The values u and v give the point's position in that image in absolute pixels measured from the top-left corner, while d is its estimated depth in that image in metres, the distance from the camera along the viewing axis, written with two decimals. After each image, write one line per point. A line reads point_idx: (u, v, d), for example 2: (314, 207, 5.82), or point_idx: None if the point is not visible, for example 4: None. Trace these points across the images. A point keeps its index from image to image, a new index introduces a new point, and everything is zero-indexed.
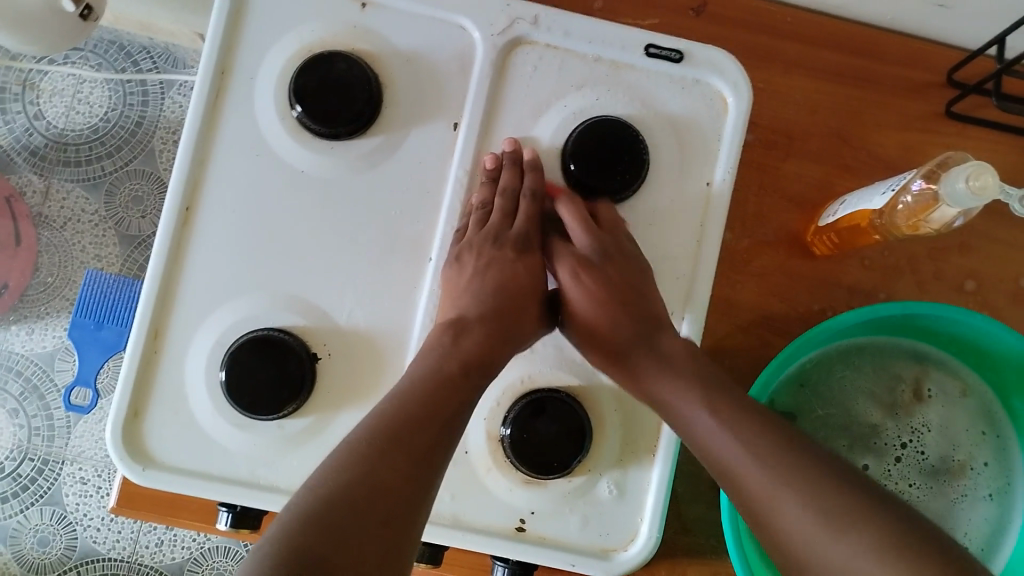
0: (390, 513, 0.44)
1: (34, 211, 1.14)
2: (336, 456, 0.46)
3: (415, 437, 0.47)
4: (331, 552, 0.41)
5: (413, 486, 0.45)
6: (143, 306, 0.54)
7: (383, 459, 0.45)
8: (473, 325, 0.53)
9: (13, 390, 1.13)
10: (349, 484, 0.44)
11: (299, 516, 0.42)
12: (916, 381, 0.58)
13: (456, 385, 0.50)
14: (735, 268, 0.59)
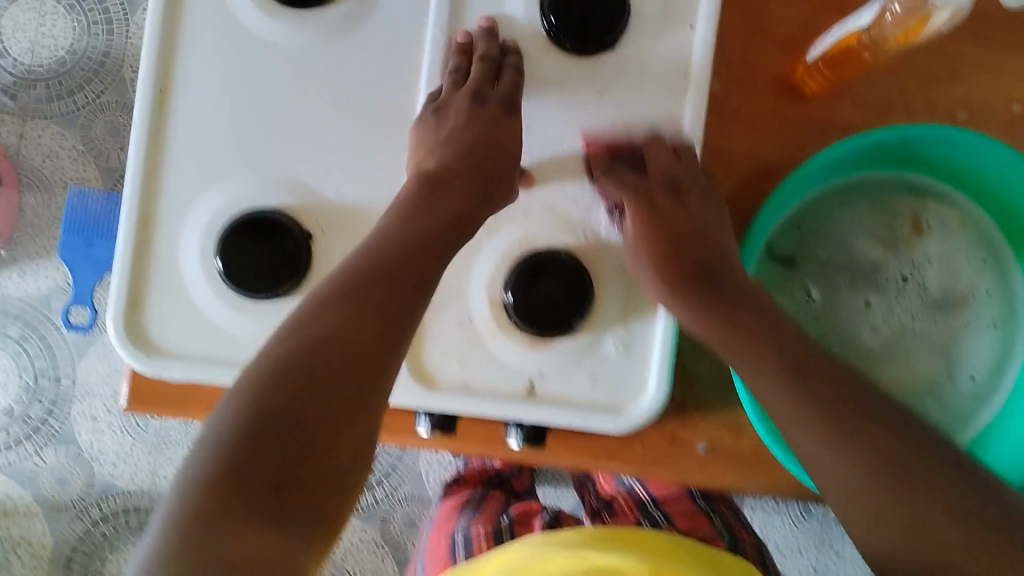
0: (357, 376, 0.42)
1: (11, 150, 1.11)
2: (299, 316, 0.44)
3: (381, 295, 0.45)
4: (294, 422, 0.40)
5: (384, 344, 0.44)
6: (130, 192, 0.53)
7: (351, 320, 0.43)
8: (445, 182, 0.50)
9: (13, 334, 1.13)
10: (313, 344, 0.42)
11: (264, 379, 0.41)
12: (914, 214, 0.57)
13: (429, 244, 0.48)
14: (725, 116, 0.58)
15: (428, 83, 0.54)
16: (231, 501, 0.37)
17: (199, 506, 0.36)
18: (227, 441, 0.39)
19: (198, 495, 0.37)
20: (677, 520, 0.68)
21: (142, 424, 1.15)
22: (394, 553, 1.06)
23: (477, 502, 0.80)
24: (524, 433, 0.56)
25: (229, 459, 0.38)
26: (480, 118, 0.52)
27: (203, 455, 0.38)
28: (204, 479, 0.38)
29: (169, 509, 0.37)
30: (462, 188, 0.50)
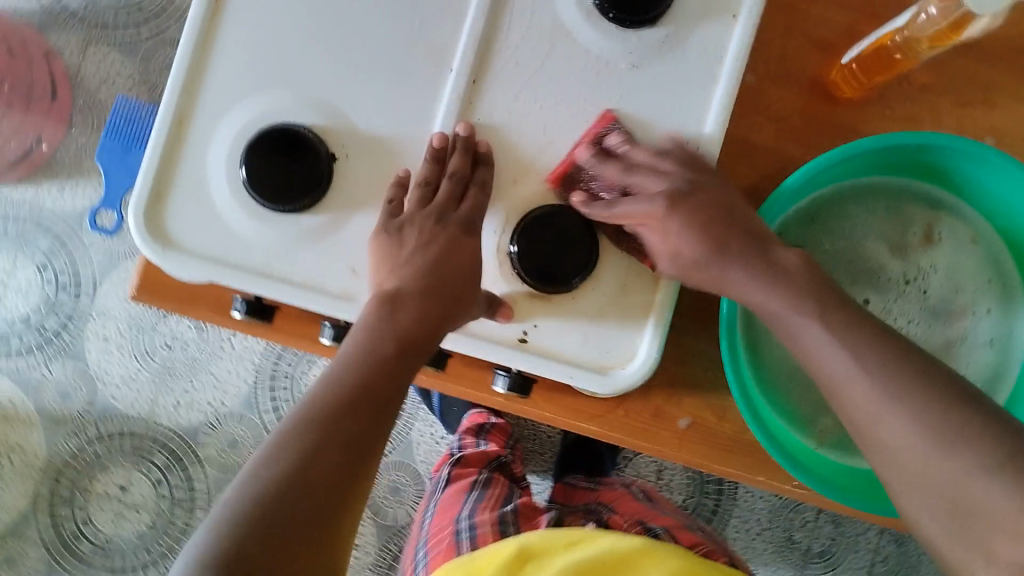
0: (325, 509, 0.45)
1: (70, 69, 1.15)
2: (279, 431, 0.47)
3: (345, 429, 0.47)
4: (279, 529, 0.43)
5: (347, 474, 0.46)
6: (170, 91, 0.55)
7: (317, 458, 0.46)
8: (409, 298, 0.52)
9: (42, 246, 1.15)
10: (280, 479, 0.44)
11: (237, 517, 0.43)
12: (927, 225, 0.58)
13: (405, 360, 0.51)
14: (755, 108, 0.58)
15: (442, 125, 0.56)
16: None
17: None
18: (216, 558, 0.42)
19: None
20: (676, 537, 0.73)
21: (151, 352, 1.15)
22: (374, 517, 1.06)
23: (484, 486, 0.78)
24: (511, 381, 0.58)
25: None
26: (449, 238, 0.53)
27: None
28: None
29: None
30: (429, 304, 0.52)
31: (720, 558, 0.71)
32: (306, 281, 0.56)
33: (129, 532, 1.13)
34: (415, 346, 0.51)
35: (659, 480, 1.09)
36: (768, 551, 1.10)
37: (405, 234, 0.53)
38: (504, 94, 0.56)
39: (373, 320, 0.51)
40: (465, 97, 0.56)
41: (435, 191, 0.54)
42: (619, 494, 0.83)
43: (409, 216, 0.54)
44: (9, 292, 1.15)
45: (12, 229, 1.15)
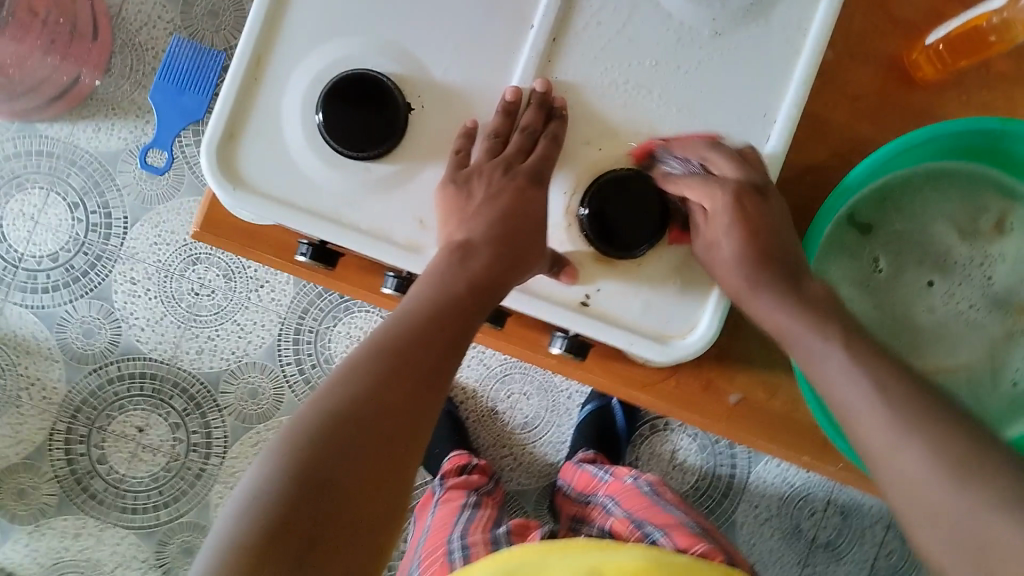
0: (397, 432, 0.45)
1: (111, 10, 1.11)
2: (340, 370, 0.47)
3: (405, 373, 0.47)
4: (335, 462, 0.42)
5: (417, 403, 0.47)
6: (250, 28, 0.55)
7: (375, 400, 0.45)
8: (480, 247, 0.52)
9: (75, 185, 1.12)
10: (352, 399, 0.45)
11: (311, 429, 0.43)
12: (1000, 213, 0.59)
13: (466, 312, 0.50)
14: (831, 85, 0.59)
15: (520, 80, 0.56)
16: (275, 548, 0.39)
17: (248, 550, 0.39)
18: (271, 484, 0.41)
19: (247, 539, 0.39)
20: (673, 537, 0.76)
21: (178, 297, 1.13)
22: None
23: (472, 510, 0.87)
24: (568, 343, 0.58)
25: (276, 511, 0.40)
26: (519, 191, 0.54)
27: (251, 503, 0.41)
28: (253, 527, 0.40)
29: (219, 548, 0.39)
30: (502, 252, 0.52)
31: (717, 558, 0.71)
32: (373, 229, 0.56)
33: (145, 475, 1.13)
34: (485, 291, 0.51)
35: (674, 462, 1.11)
36: (775, 538, 1.11)
37: (473, 184, 0.54)
38: (584, 54, 0.56)
39: (446, 267, 0.51)
40: (545, 54, 0.56)
41: (503, 143, 0.55)
42: (627, 494, 0.87)
43: (477, 166, 0.54)
44: (40, 228, 1.12)
45: (47, 164, 1.12)
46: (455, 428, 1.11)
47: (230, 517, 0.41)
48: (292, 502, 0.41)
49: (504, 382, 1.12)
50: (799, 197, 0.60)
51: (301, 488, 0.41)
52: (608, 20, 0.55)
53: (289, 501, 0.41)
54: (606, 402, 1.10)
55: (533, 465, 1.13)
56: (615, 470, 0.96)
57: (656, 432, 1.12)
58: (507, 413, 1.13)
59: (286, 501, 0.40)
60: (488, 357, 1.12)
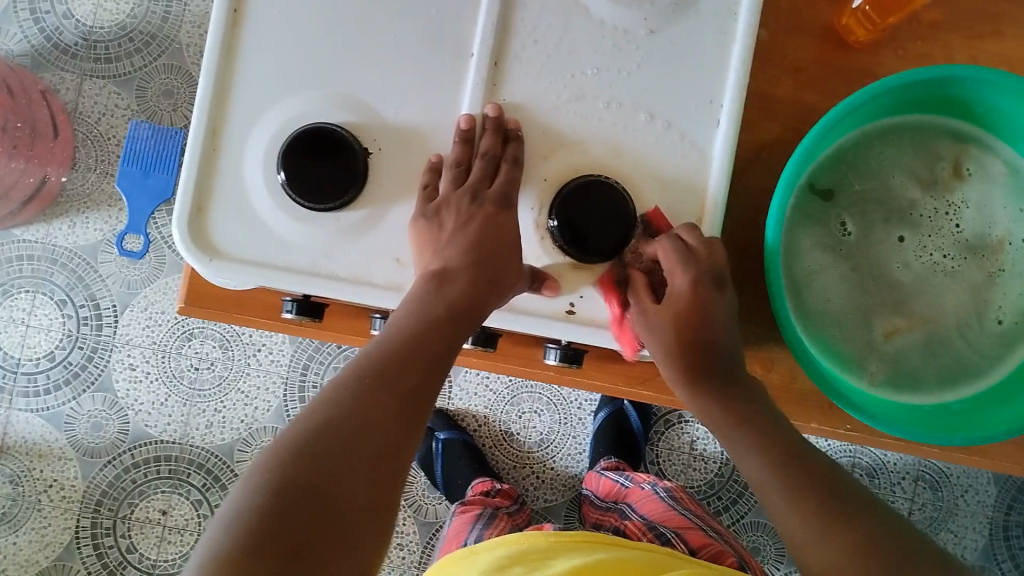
0: (380, 449, 0.45)
1: (69, 106, 1.12)
2: (323, 395, 0.47)
3: (389, 396, 0.47)
4: (319, 481, 0.42)
5: (399, 422, 0.47)
6: (200, 103, 0.56)
7: (358, 421, 0.45)
8: (458, 274, 0.53)
9: (60, 282, 1.13)
10: (333, 420, 0.45)
11: (294, 449, 0.43)
12: (954, 158, 0.61)
13: (442, 331, 0.51)
14: (772, 62, 0.61)
15: (470, 109, 0.57)
16: (255, 560, 0.39)
17: (228, 563, 0.38)
18: (254, 501, 0.41)
19: (226, 554, 0.39)
20: (685, 539, 0.79)
21: (179, 374, 1.14)
22: (415, 515, 1.13)
23: (486, 520, 0.89)
24: (562, 353, 0.59)
25: (256, 524, 0.40)
26: (489, 217, 0.55)
27: (232, 520, 0.40)
28: (234, 542, 0.39)
29: (200, 564, 0.39)
30: (475, 276, 0.54)
31: (727, 561, 0.75)
32: (353, 275, 0.57)
33: (175, 555, 1.13)
34: (461, 315, 0.52)
35: (693, 451, 1.12)
36: None
37: (443, 217, 0.55)
38: (528, 73, 0.57)
39: (422, 295, 0.52)
40: (490, 79, 0.57)
41: (468, 170, 0.56)
42: (644, 500, 0.89)
43: (445, 198, 0.55)
44: (32, 331, 1.13)
45: (29, 268, 1.13)
46: (472, 455, 1.11)
47: (211, 535, 0.40)
48: (274, 515, 0.40)
49: (514, 403, 1.13)
50: (763, 175, 0.61)
51: (280, 502, 0.41)
52: (545, 37, 0.57)
53: (268, 515, 0.40)
54: (617, 406, 1.11)
55: (556, 480, 1.13)
56: (634, 474, 0.98)
57: (672, 427, 1.13)
58: (522, 433, 1.14)
59: (264, 515, 0.40)
60: (493, 381, 1.14)
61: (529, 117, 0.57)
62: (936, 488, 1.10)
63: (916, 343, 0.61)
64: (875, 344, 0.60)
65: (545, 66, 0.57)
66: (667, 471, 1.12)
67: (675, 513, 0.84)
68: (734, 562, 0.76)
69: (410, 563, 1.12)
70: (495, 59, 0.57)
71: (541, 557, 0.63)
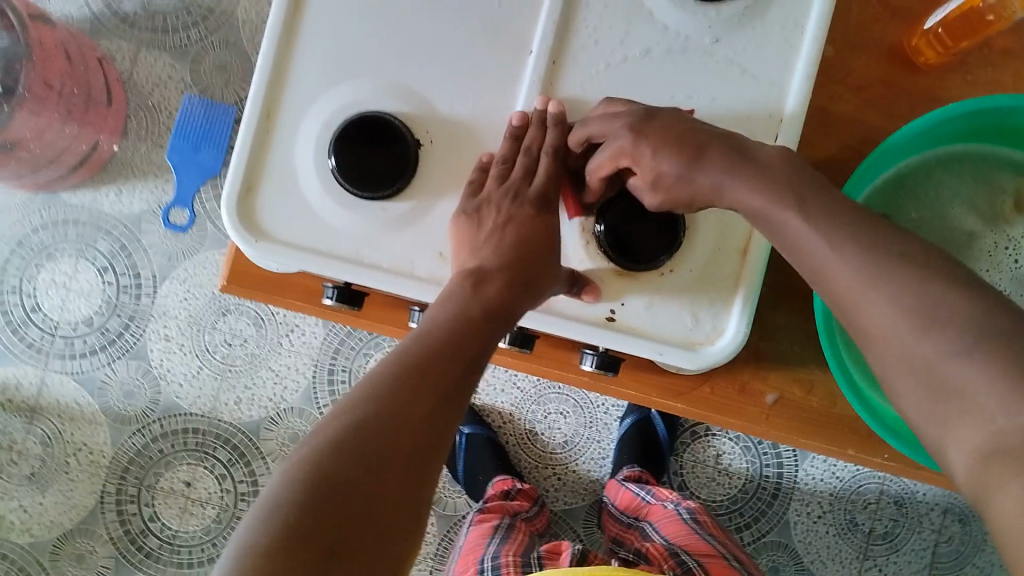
0: (416, 447, 0.45)
1: (123, 75, 1.14)
2: (360, 386, 0.46)
3: (426, 393, 0.46)
4: (354, 479, 0.42)
5: (436, 420, 0.46)
6: (257, 84, 0.56)
7: (396, 418, 0.44)
8: (493, 274, 0.52)
9: (103, 249, 1.14)
10: (371, 415, 0.44)
11: (331, 444, 0.43)
12: (1017, 194, 0.59)
13: (481, 330, 0.50)
14: (835, 78, 0.59)
15: (524, 105, 0.56)
16: (289, 557, 0.38)
17: (262, 558, 0.38)
18: (289, 497, 0.41)
19: (261, 549, 0.38)
20: (709, 569, 0.77)
21: (212, 348, 1.15)
22: (434, 506, 1.13)
23: (504, 534, 0.87)
24: (599, 359, 0.58)
25: (292, 520, 0.40)
26: (528, 218, 0.54)
27: (267, 513, 0.40)
28: (269, 536, 0.39)
29: (234, 557, 0.39)
30: (511, 276, 0.52)
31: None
32: (396, 266, 0.57)
33: (196, 528, 1.14)
34: (498, 314, 0.51)
35: (718, 464, 1.10)
36: (831, 534, 1.09)
37: (483, 214, 0.54)
38: (585, 74, 0.56)
39: (459, 290, 0.52)
40: (546, 77, 0.56)
41: (512, 169, 0.55)
42: (666, 520, 0.88)
43: (488, 195, 0.55)
44: (73, 295, 1.15)
45: (74, 233, 1.15)
46: (495, 451, 1.11)
47: (246, 526, 0.40)
48: (309, 511, 0.40)
49: (541, 403, 1.13)
50: None
51: (316, 499, 0.41)
52: (606, 37, 0.56)
53: (304, 511, 0.40)
54: (645, 413, 1.10)
55: (578, 483, 1.13)
56: (657, 489, 0.97)
57: (699, 439, 1.11)
58: (546, 433, 1.13)
59: (299, 511, 0.40)
60: (521, 379, 1.13)
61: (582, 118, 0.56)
62: (964, 521, 1.08)
63: None
64: None
65: (602, 70, 0.56)
66: (690, 484, 1.11)
67: (697, 537, 0.83)
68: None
69: (424, 554, 1.12)
70: (553, 57, 0.56)
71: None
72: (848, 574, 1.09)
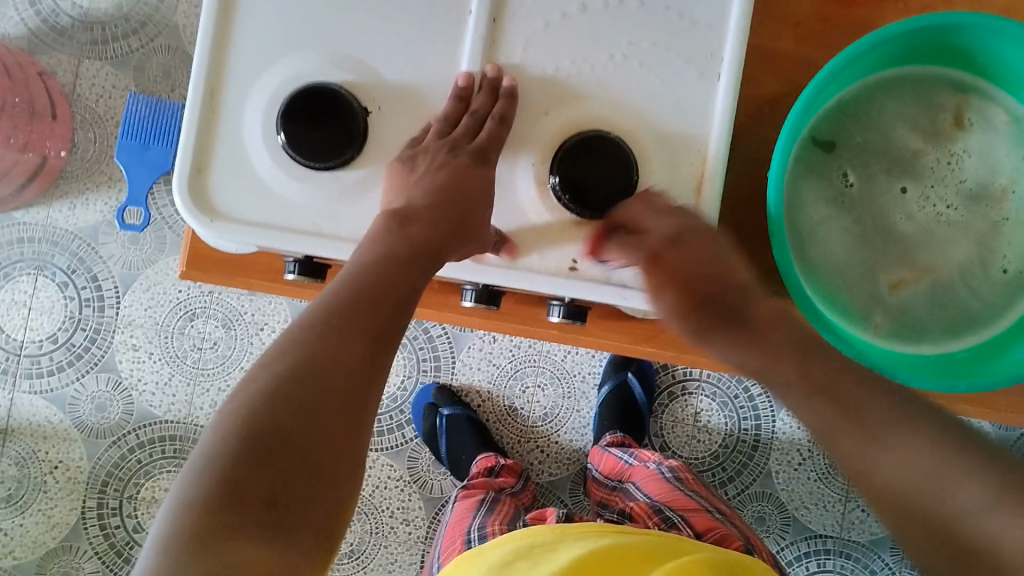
0: (350, 390, 0.45)
1: (66, 87, 1.12)
2: (288, 336, 0.46)
3: (355, 337, 0.46)
4: (288, 428, 0.42)
5: (367, 362, 0.46)
6: (198, 64, 0.56)
7: (325, 363, 0.44)
8: (422, 214, 0.53)
9: (61, 264, 1.13)
10: (300, 364, 0.44)
11: (260, 396, 0.42)
12: (956, 109, 0.61)
13: (408, 272, 0.50)
14: (772, 16, 0.60)
15: (469, 65, 0.56)
16: (229, 511, 0.38)
17: (203, 512, 0.38)
18: (223, 450, 0.40)
19: (199, 504, 0.38)
20: (692, 522, 0.78)
21: (182, 354, 1.14)
22: (420, 491, 1.13)
23: (490, 506, 0.87)
24: (565, 310, 0.59)
25: (228, 471, 0.40)
26: (480, 174, 0.55)
27: (203, 468, 0.40)
28: (207, 490, 0.39)
29: (173, 513, 0.38)
30: (438, 217, 0.53)
31: (734, 544, 0.74)
32: (355, 237, 0.57)
33: None
34: (428, 255, 0.52)
35: (697, 423, 1.12)
36: (813, 479, 1.10)
37: (417, 160, 0.55)
38: (527, 30, 0.57)
39: (383, 233, 0.51)
40: (488, 36, 0.56)
41: (453, 126, 0.56)
42: (648, 479, 0.89)
43: (424, 146, 0.56)
44: (34, 313, 1.13)
45: (30, 250, 1.13)
46: (476, 430, 1.10)
47: (181, 484, 0.40)
48: (245, 463, 0.40)
49: (518, 377, 1.14)
50: (763, 131, 0.61)
51: (251, 450, 0.40)
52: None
53: (241, 461, 0.40)
54: (622, 378, 1.11)
55: (561, 454, 1.13)
56: (639, 452, 0.98)
57: (675, 399, 1.13)
58: (526, 408, 1.14)
59: (235, 462, 0.40)
60: (496, 356, 1.14)
61: (527, 74, 0.57)
62: None
63: (920, 295, 0.60)
64: (880, 296, 0.60)
65: (544, 25, 0.57)
66: (671, 444, 1.12)
67: (680, 492, 0.84)
68: (740, 545, 0.74)
69: (416, 539, 1.12)
70: (494, 16, 0.56)
71: (545, 550, 0.62)
72: (832, 518, 1.10)
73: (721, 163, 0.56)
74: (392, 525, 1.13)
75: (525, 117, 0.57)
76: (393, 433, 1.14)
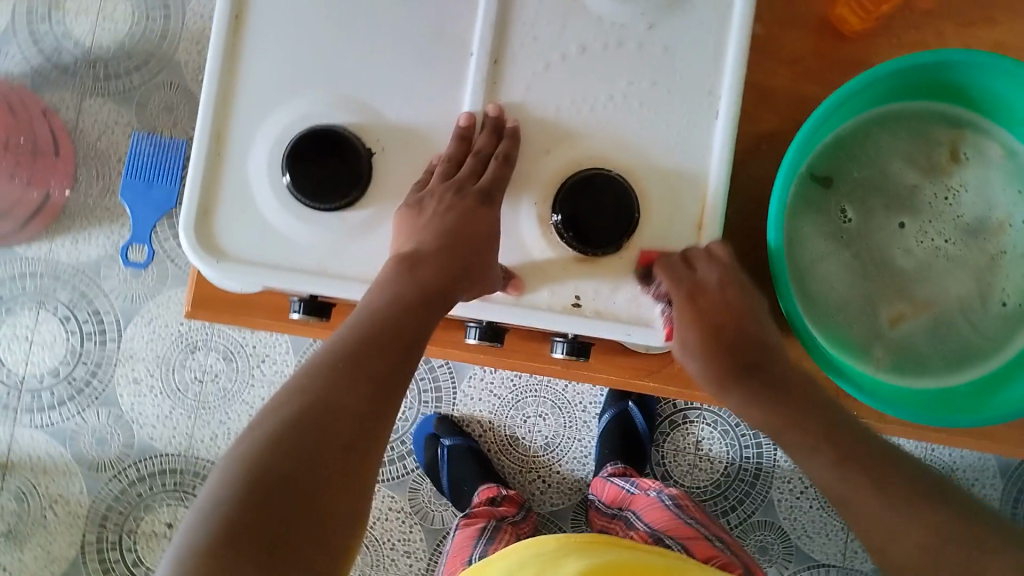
0: (355, 439, 0.45)
1: (69, 124, 1.13)
2: (296, 380, 0.47)
3: (361, 384, 0.47)
4: (292, 473, 0.43)
5: (373, 412, 0.47)
6: (205, 108, 0.56)
7: (331, 410, 0.45)
8: (427, 257, 0.53)
9: (63, 299, 1.13)
10: (306, 410, 0.45)
11: (268, 441, 0.43)
12: (952, 144, 0.62)
13: (413, 316, 0.51)
14: (769, 54, 0.62)
15: (471, 104, 0.57)
16: (233, 552, 0.39)
17: (208, 553, 0.39)
18: (229, 493, 0.41)
19: (206, 545, 0.39)
20: (692, 551, 0.79)
21: (183, 387, 1.13)
22: (422, 522, 1.13)
23: (490, 535, 0.88)
24: (570, 346, 0.59)
25: (234, 514, 0.40)
26: (483, 214, 0.55)
27: (210, 510, 0.41)
28: (212, 532, 0.40)
29: (179, 554, 0.39)
30: (445, 260, 0.53)
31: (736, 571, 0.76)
32: (359, 275, 0.57)
33: None
34: (435, 297, 0.52)
35: (699, 452, 1.12)
36: (815, 508, 1.09)
37: (425, 204, 0.55)
38: (527, 71, 0.58)
39: (392, 276, 0.52)
40: (490, 77, 0.57)
41: (457, 167, 0.56)
42: (649, 508, 0.89)
43: (430, 189, 0.56)
44: (35, 347, 1.13)
45: (32, 285, 1.13)
46: (477, 461, 1.09)
47: (187, 525, 0.41)
48: (250, 506, 0.41)
49: (519, 408, 1.13)
50: (762, 166, 0.62)
51: (258, 497, 0.41)
52: (545, 36, 0.57)
53: (247, 504, 0.41)
54: (622, 407, 1.11)
55: (563, 483, 1.13)
56: (639, 480, 0.97)
57: (677, 428, 1.13)
58: (527, 437, 1.13)
59: (242, 506, 0.41)
60: (497, 386, 1.14)
61: (529, 114, 0.57)
62: None
63: (920, 327, 0.61)
64: (880, 331, 0.61)
65: (545, 65, 0.57)
66: (674, 472, 1.12)
67: (680, 520, 0.84)
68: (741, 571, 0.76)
69: (418, 571, 1.12)
70: (495, 57, 0.57)
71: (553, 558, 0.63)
72: (836, 547, 1.10)
73: (721, 200, 0.56)
74: (393, 558, 1.12)
75: (527, 155, 0.57)
76: (395, 464, 1.14)
